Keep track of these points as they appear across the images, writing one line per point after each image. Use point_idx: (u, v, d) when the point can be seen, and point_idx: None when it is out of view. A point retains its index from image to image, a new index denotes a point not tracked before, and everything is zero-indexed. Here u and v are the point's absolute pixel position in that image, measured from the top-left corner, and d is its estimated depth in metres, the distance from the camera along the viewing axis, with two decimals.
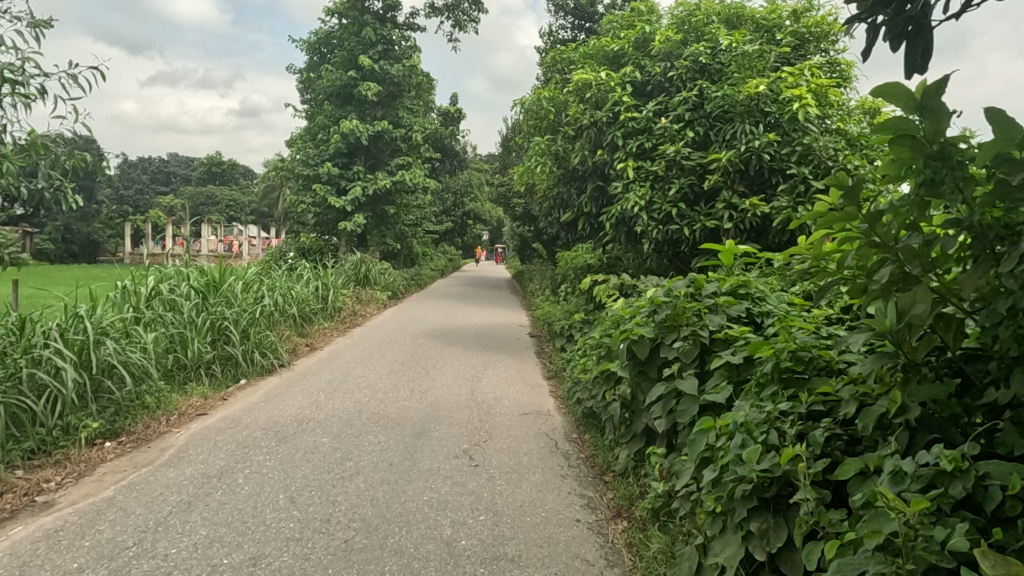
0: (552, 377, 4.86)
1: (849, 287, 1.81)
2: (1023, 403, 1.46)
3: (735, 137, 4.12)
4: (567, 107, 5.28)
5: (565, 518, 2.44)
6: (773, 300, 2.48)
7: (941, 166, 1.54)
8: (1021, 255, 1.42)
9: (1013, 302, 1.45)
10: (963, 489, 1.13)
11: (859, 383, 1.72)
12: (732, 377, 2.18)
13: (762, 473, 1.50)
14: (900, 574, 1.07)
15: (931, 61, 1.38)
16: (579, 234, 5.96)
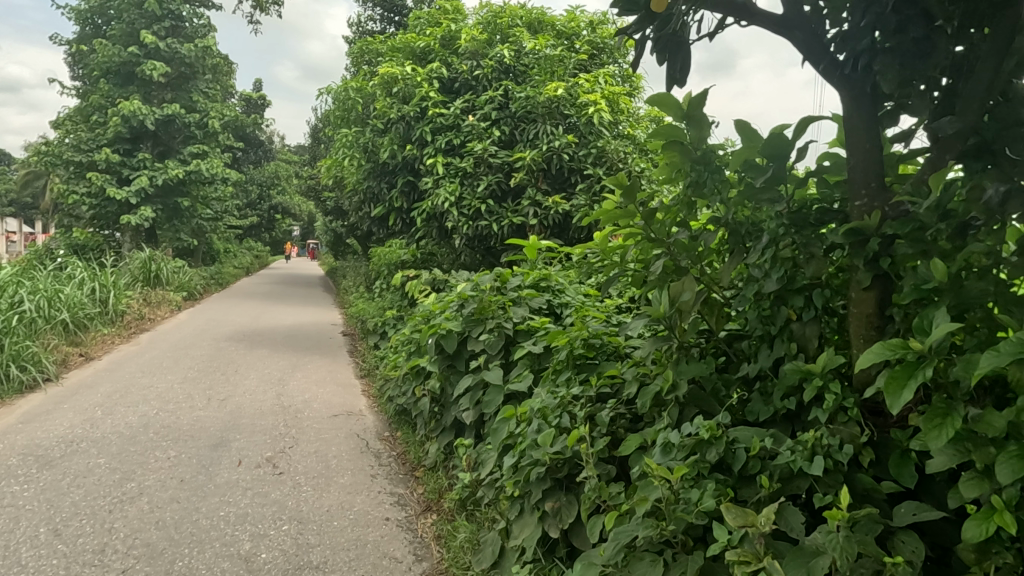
0: (364, 375, 4.76)
1: (632, 278, 1.99)
2: (766, 376, 1.70)
3: (538, 137, 4.33)
4: (375, 100, 5.19)
5: (373, 518, 2.40)
6: (570, 292, 2.65)
7: (704, 170, 1.73)
8: (764, 248, 1.65)
9: (758, 288, 1.69)
10: (716, 454, 1.28)
11: (640, 365, 1.89)
12: (533, 366, 2.30)
13: (555, 455, 1.60)
14: (664, 535, 1.20)
15: (689, 74, 1.56)
16: (391, 229, 5.89)
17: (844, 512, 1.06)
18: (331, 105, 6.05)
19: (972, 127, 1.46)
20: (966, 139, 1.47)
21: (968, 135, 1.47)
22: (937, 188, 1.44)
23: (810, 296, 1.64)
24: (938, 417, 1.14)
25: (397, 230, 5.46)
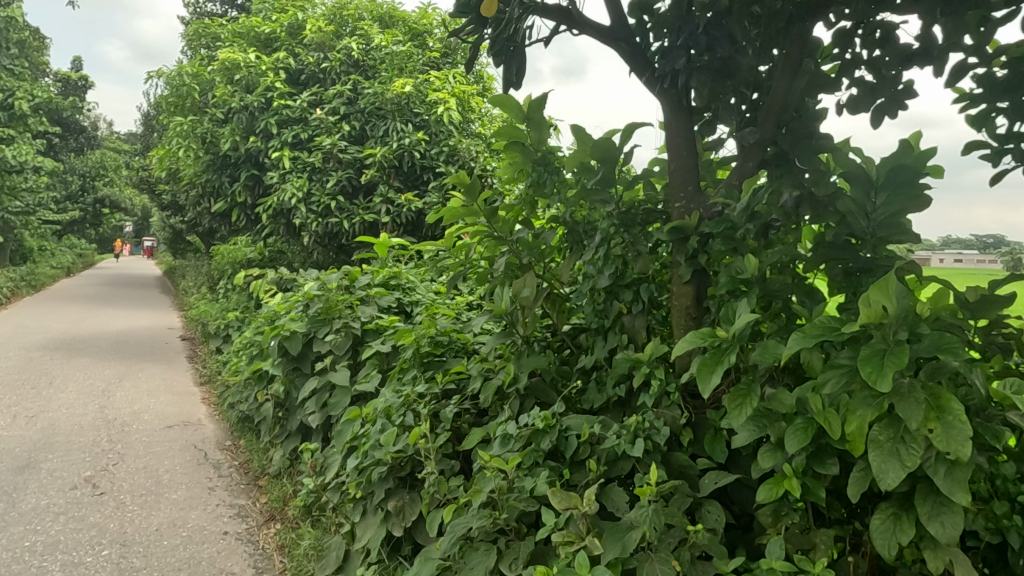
0: (205, 381, 4.44)
1: (478, 275, 2.03)
2: (602, 366, 1.81)
3: (388, 134, 4.28)
4: (213, 87, 4.86)
5: (210, 533, 2.26)
6: (420, 290, 2.66)
7: (544, 171, 1.81)
8: (597, 246, 1.75)
9: (594, 284, 1.79)
10: (550, 442, 1.34)
11: (485, 361, 1.93)
12: (381, 366, 2.27)
13: (397, 454, 1.60)
14: (497, 523, 1.24)
15: (524, 79, 1.62)
16: (234, 226, 5.55)
17: (654, 488, 1.14)
18: (164, 91, 5.58)
19: (769, 138, 1.65)
20: (765, 148, 1.66)
21: (765, 145, 1.66)
22: (748, 194, 1.59)
23: (638, 290, 1.77)
24: (739, 398, 1.27)
25: (241, 227, 5.16)
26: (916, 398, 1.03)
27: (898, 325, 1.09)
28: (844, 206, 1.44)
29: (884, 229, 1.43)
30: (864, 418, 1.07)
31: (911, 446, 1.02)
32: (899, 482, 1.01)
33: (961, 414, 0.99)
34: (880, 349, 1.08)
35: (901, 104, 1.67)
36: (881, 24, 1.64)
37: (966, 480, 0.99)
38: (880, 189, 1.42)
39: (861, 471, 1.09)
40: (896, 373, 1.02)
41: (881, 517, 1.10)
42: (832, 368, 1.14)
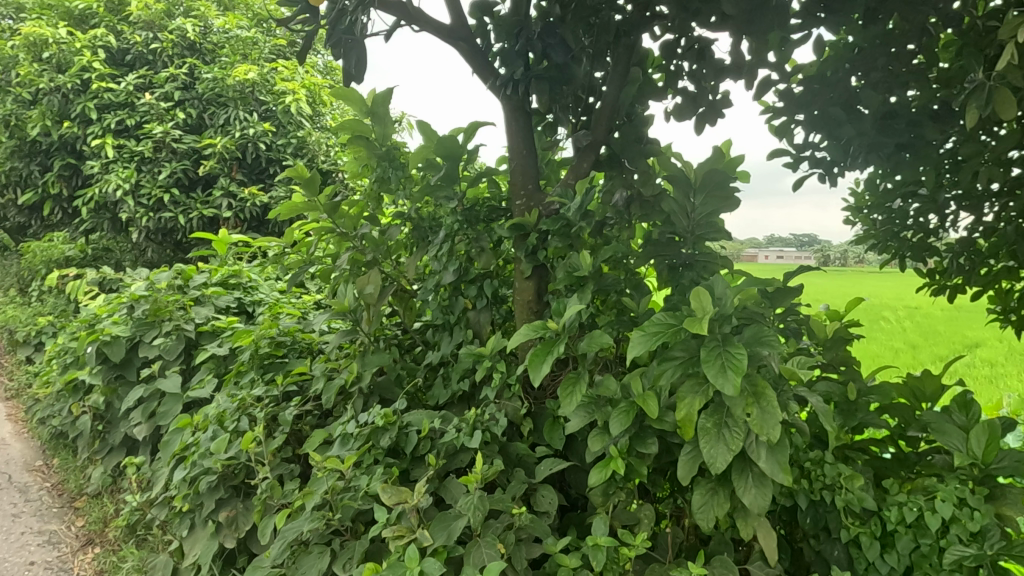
0: (11, 395, 3.93)
1: (322, 272, 1.97)
2: (449, 362, 1.82)
3: (229, 123, 4.02)
4: (17, 63, 4.31)
5: (12, 565, 2.01)
6: (264, 289, 2.54)
7: (389, 166, 1.79)
8: (441, 243, 1.76)
9: (439, 280, 1.79)
10: (389, 439, 1.34)
11: (328, 361, 1.88)
12: (217, 369, 2.13)
13: (228, 461, 1.51)
14: (329, 524, 1.22)
15: (365, 71, 1.58)
16: (47, 220, 4.95)
17: (485, 477, 1.17)
18: None
19: (601, 142, 1.75)
20: (598, 150, 1.76)
21: (597, 148, 1.76)
22: (580, 192, 1.65)
23: (482, 286, 1.80)
24: (570, 385, 1.33)
25: (58, 222, 4.62)
26: (738, 387, 1.12)
27: (722, 320, 1.19)
28: (667, 206, 1.53)
29: (701, 228, 1.55)
30: (693, 405, 1.14)
31: (735, 430, 1.11)
32: (725, 465, 1.10)
33: (776, 401, 1.09)
34: (716, 347, 1.14)
35: (718, 113, 1.83)
36: (699, 39, 1.76)
37: (784, 462, 1.09)
38: (698, 192, 1.53)
39: (689, 454, 1.15)
40: (738, 377, 1.07)
41: (701, 491, 1.18)
42: (667, 360, 1.20)
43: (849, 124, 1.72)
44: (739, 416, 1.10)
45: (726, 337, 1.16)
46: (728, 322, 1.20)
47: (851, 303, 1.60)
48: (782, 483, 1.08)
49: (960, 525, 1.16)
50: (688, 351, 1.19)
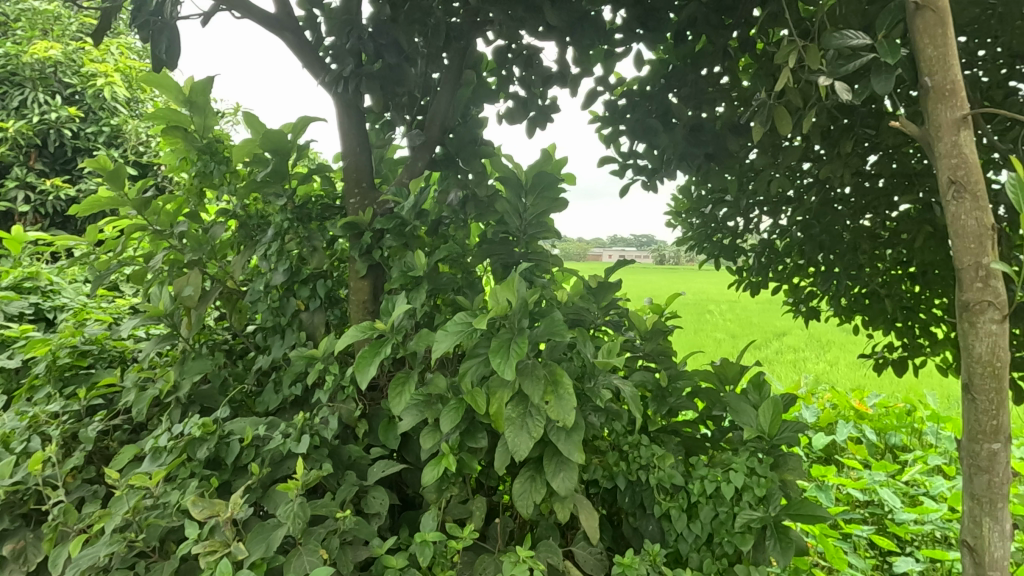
0: None
1: (135, 274, 1.80)
2: (281, 366, 1.75)
3: (25, 105, 3.56)
4: None
5: None
6: (69, 293, 2.28)
7: (210, 160, 1.67)
8: (270, 242, 1.68)
9: (267, 281, 1.71)
10: (207, 450, 1.26)
11: (142, 370, 1.72)
12: (7, 384, 1.88)
13: (13, 487, 1.34)
14: (131, 545, 1.13)
15: (176, 58, 1.46)
16: None
17: (308, 483, 1.14)
18: None
19: (435, 141, 1.75)
20: (432, 149, 1.75)
21: (433, 146, 1.75)
22: (414, 191, 1.62)
23: (315, 287, 1.75)
24: (400, 385, 1.32)
25: None
26: (537, 376, 1.19)
27: (520, 314, 1.24)
28: (501, 207, 1.58)
29: (531, 228, 1.62)
30: (502, 398, 1.19)
31: (536, 418, 1.17)
32: (528, 451, 1.15)
33: (569, 386, 1.16)
34: (507, 338, 1.20)
35: (548, 117, 1.90)
36: (527, 46, 1.80)
37: (580, 441, 1.17)
38: (528, 192, 1.59)
39: (503, 446, 1.21)
40: (517, 363, 1.14)
41: (521, 479, 1.24)
42: (472, 358, 1.27)
43: (664, 134, 1.83)
44: (538, 405, 1.16)
45: (520, 330, 1.22)
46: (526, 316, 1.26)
47: (671, 298, 1.73)
48: (580, 462, 1.17)
49: (751, 492, 1.30)
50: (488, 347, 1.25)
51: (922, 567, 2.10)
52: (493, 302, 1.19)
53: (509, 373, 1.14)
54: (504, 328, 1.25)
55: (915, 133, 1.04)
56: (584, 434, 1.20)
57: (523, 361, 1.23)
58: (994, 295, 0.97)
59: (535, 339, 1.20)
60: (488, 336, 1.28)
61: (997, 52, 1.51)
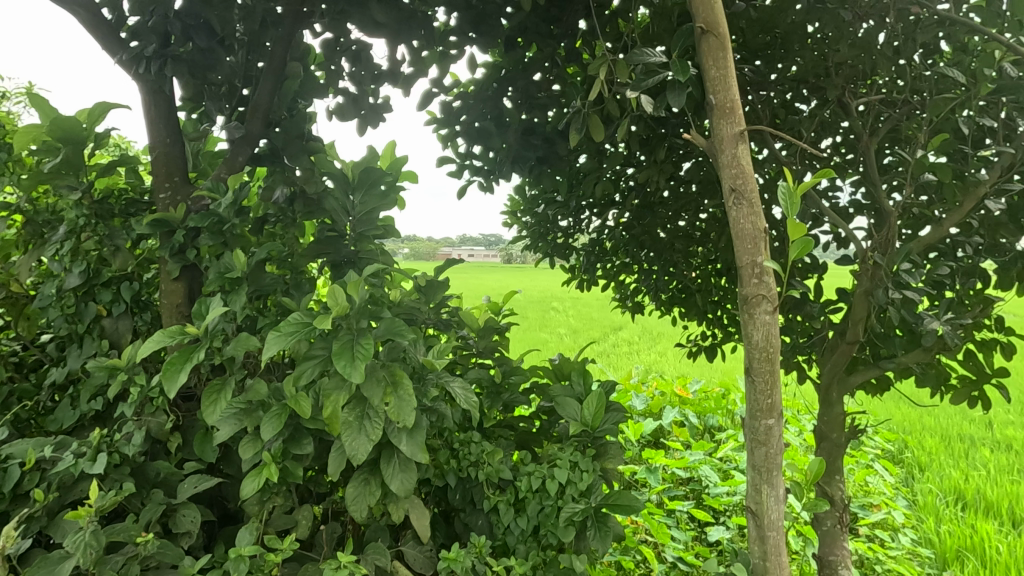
0: None
1: None
2: (79, 378, 1.57)
3: None
4: None
5: None
6: None
7: None
8: (62, 240, 1.50)
9: (59, 284, 1.52)
10: None
11: None
12: None
13: None
14: None
15: None
16: None
17: (99, 507, 1.04)
18: None
19: (257, 135, 1.58)
20: (254, 144, 1.59)
21: (253, 142, 1.59)
22: (232, 187, 1.49)
23: (119, 289, 1.59)
24: (215, 393, 1.23)
25: None
26: (377, 377, 1.11)
27: (358, 315, 1.16)
28: (328, 205, 1.51)
29: (363, 225, 1.54)
30: (338, 401, 1.08)
31: (375, 420, 1.09)
32: (367, 454, 1.07)
33: (411, 386, 1.11)
34: (348, 339, 1.11)
35: (381, 118, 1.64)
36: (355, 41, 1.55)
37: (422, 442, 1.12)
38: (356, 190, 1.53)
39: (337, 450, 1.11)
40: (365, 365, 1.06)
41: (354, 483, 1.16)
42: (307, 360, 1.15)
43: (498, 136, 1.73)
44: (380, 406, 1.09)
45: (361, 331, 1.14)
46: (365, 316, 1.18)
47: (508, 295, 1.74)
48: (422, 463, 1.12)
49: (573, 486, 1.35)
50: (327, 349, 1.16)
51: (731, 534, 2.34)
52: (336, 300, 1.09)
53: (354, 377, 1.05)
54: (342, 329, 1.15)
55: (703, 144, 1.15)
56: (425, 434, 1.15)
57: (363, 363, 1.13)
58: (766, 289, 1.08)
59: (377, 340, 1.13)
60: (322, 337, 1.18)
61: (784, 76, 1.70)
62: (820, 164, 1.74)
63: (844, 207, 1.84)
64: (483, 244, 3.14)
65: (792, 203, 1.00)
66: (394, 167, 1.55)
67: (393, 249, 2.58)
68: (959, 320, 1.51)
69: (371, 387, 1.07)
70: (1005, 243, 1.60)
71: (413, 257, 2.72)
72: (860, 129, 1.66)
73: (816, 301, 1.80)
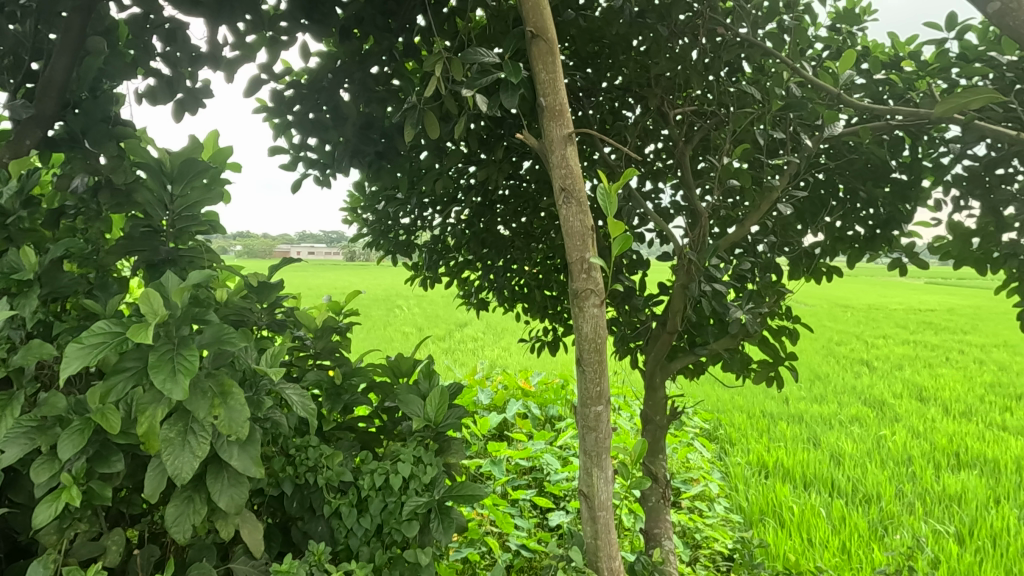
0: None
1: None
2: None
3: None
4: None
5: None
6: None
7: None
8: None
9: None
10: None
11: None
12: None
13: None
14: None
15: None
16: None
17: None
18: None
19: (52, 117, 1.31)
20: (46, 127, 1.31)
21: (47, 123, 1.31)
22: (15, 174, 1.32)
23: None
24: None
25: None
26: (201, 389, 1.00)
27: (179, 322, 1.05)
28: (139, 198, 1.26)
29: (183, 221, 1.34)
30: (154, 416, 0.97)
31: (200, 435, 0.99)
32: (192, 473, 0.97)
33: (242, 397, 1.01)
34: (167, 351, 0.99)
35: (200, 103, 1.47)
36: (168, 18, 1.37)
37: (256, 455, 1.04)
38: (175, 179, 1.29)
39: (156, 469, 1.00)
40: (189, 380, 0.95)
41: (175, 502, 1.06)
42: (118, 373, 1.01)
43: (335, 129, 1.63)
44: (204, 420, 0.98)
45: (182, 339, 1.02)
46: (185, 324, 1.06)
47: (350, 295, 1.67)
48: (257, 477, 1.04)
49: (417, 480, 1.31)
50: (142, 360, 1.02)
51: (570, 518, 2.44)
52: (147, 308, 0.98)
53: (177, 397, 0.94)
54: (160, 337, 1.03)
55: (535, 145, 1.19)
56: (259, 446, 1.08)
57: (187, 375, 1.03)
58: (594, 283, 1.15)
59: (202, 349, 1.02)
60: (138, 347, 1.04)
61: (611, 86, 1.81)
62: (642, 168, 1.88)
63: (665, 208, 1.99)
64: (324, 241, 3.02)
65: (611, 203, 1.07)
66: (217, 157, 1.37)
67: (222, 246, 2.39)
68: (758, 309, 1.70)
69: (194, 400, 0.97)
70: (794, 240, 1.82)
71: (246, 254, 2.55)
72: (677, 137, 1.80)
73: (641, 294, 1.94)
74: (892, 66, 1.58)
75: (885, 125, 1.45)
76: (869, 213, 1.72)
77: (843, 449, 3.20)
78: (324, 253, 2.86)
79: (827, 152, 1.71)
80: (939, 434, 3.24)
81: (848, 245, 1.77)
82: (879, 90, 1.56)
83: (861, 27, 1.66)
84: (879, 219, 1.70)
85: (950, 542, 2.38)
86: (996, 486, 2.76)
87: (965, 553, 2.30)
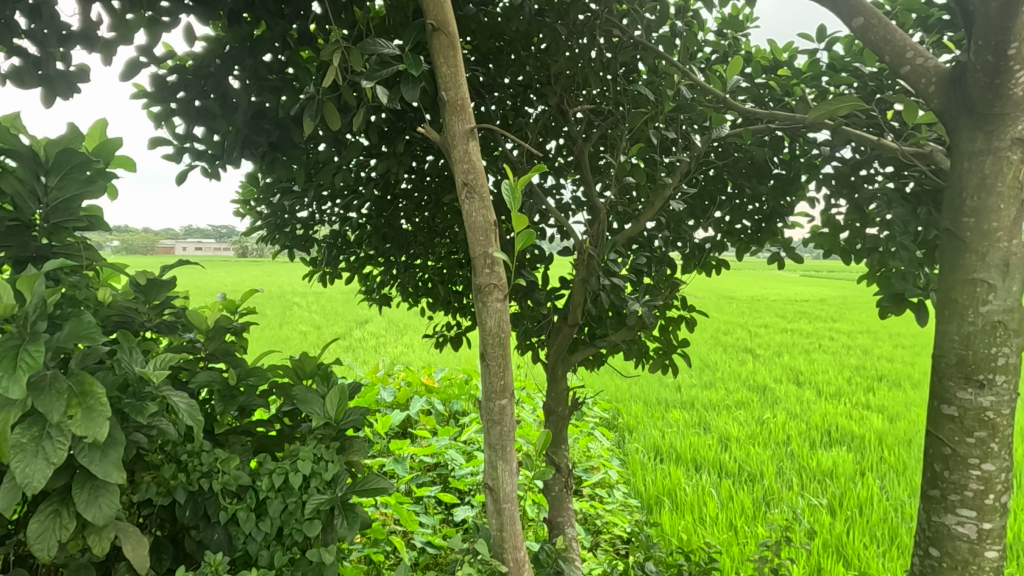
0: None
1: None
2: None
3: None
4: None
5: None
6: None
7: None
8: None
9: None
10: None
11: None
12: None
13: None
14: None
15: None
16: None
17: None
18: None
19: None
20: None
21: None
22: None
23: None
24: None
25: None
26: (56, 390, 0.92)
27: (35, 317, 0.97)
28: (6, 188, 1.13)
29: (57, 215, 1.22)
30: (6, 421, 0.88)
31: (57, 440, 0.91)
32: (46, 482, 0.88)
33: (103, 397, 0.93)
34: (13, 344, 0.90)
35: (75, 87, 1.34)
36: None
37: (120, 459, 0.97)
38: (51, 170, 1.18)
39: (7, 483, 0.90)
40: (31, 376, 0.87)
41: (39, 518, 0.97)
42: None
43: (223, 117, 1.53)
44: (58, 423, 0.90)
45: (34, 334, 0.93)
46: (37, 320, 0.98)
47: (246, 293, 1.56)
48: (121, 483, 0.96)
49: (318, 477, 1.27)
50: None
51: (476, 512, 2.46)
52: None
53: (17, 396, 0.86)
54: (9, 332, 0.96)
55: (437, 139, 1.18)
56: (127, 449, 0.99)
57: (40, 373, 0.95)
58: (497, 278, 1.16)
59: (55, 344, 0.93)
60: None
61: (512, 82, 1.83)
62: (543, 164, 1.91)
63: (566, 204, 2.02)
64: (213, 236, 2.85)
65: (516, 198, 1.08)
66: (103, 151, 1.26)
67: (97, 241, 2.20)
68: (653, 302, 1.77)
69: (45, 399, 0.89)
70: (686, 235, 1.91)
71: (125, 250, 2.36)
72: (576, 134, 1.85)
73: (543, 288, 1.96)
74: (772, 70, 1.69)
75: (765, 128, 1.55)
76: (753, 207, 1.84)
77: (731, 432, 3.40)
78: (213, 248, 2.71)
79: (716, 150, 1.80)
80: (813, 415, 3.52)
81: (736, 238, 1.89)
82: (761, 93, 1.67)
83: (745, 33, 1.76)
84: (764, 213, 1.83)
85: (823, 513, 2.59)
86: (862, 460, 3.02)
87: (836, 523, 2.51)
